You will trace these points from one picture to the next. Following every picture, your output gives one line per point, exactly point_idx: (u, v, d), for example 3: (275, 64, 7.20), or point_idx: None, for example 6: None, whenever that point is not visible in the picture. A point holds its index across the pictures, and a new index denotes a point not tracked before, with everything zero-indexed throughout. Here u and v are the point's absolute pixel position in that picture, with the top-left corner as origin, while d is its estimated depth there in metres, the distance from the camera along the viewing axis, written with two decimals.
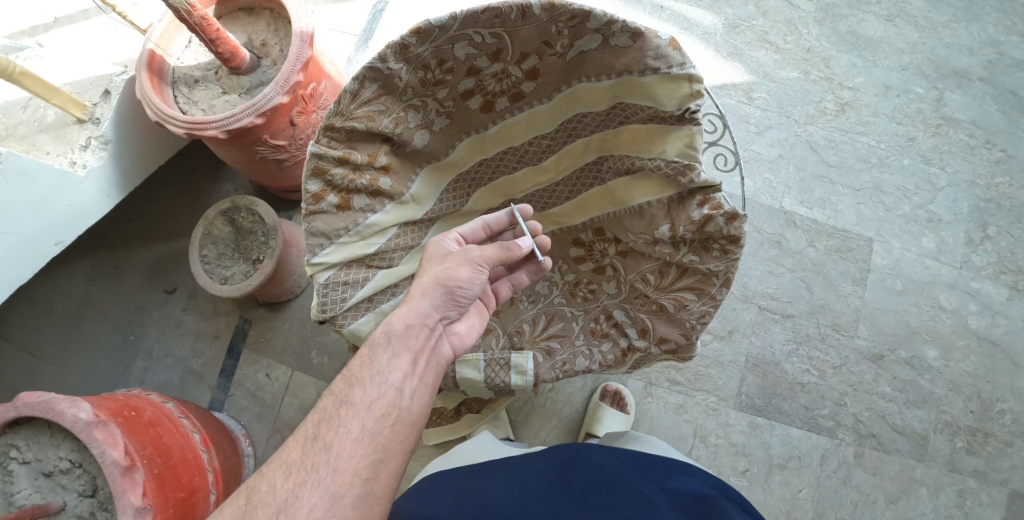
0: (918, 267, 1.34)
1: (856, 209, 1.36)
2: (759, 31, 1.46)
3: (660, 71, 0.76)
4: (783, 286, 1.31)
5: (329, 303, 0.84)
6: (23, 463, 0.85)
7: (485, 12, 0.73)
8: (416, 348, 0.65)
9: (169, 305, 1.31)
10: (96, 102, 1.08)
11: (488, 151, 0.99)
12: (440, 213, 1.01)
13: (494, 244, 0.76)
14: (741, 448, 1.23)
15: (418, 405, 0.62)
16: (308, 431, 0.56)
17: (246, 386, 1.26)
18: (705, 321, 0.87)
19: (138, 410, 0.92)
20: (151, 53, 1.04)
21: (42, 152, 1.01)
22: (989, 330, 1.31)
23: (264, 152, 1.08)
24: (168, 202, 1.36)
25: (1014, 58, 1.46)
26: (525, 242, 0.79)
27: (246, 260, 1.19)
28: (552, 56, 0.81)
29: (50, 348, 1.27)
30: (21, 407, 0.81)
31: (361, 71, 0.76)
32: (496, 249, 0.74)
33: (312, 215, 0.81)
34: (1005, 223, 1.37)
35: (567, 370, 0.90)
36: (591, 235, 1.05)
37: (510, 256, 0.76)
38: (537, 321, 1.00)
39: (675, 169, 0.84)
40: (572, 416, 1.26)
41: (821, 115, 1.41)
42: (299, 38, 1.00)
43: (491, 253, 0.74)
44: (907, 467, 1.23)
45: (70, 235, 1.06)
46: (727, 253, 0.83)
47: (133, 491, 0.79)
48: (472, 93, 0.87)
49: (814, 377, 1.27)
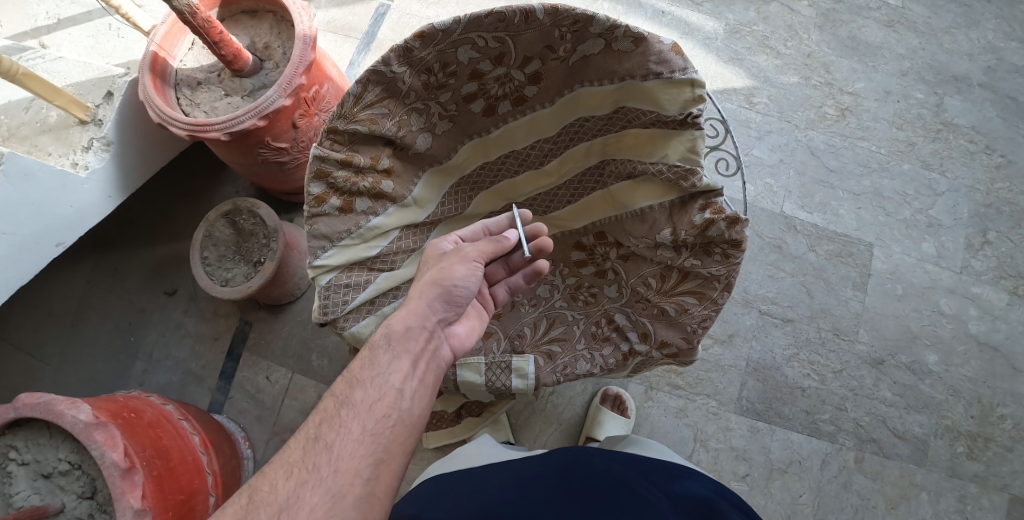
0: (919, 272, 1.34)
1: (856, 214, 1.36)
2: (760, 36, 1.46)
3: (662, 75, 0.76)
4: (783, 290, 1.31)
5: (330, 305, 0.84)
6: (22, 464, 0.84)
7: (488, 16, 0.73)
8: (415, 350, 0.65)
9: (169, 307, 1.31)
10: (99, 103, 1.08)
11: (490, 154, 0.99)
12: (442, 216, 1.01)
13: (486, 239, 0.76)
14: (741, 453, 1.23)
15: (419, 407, 0.61)
16: (310, 432, 0.56)
17: (246, 388, 1.26)
18: (706, 325, 0.86)
19: (138, 412, 0.92)
20: (154, 55, 1.04)
21: (44, 153, 1.02)
22: (988, 335, 1.31)
23: (266, 154, 1.08)
24: (169, 203, 1.36)
25: (1014, 63, 1.47)
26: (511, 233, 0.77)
27: (247, 262, 1.18)
28: (555, 60, 0.82)
29: (50, 349, 1.27)
30: (21, 408, 0.81)
31: (365, 74, 0.76)
32: (489, 244, 0.74)
33: (314, 217, 0.82)
34: (1005, 228, 1.37)
35: (568, 373, 0.89)
36: (592, 239, 1.05)
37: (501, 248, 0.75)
38: (539, 325, 1.00)
39: (677, 174, 0.84)
40: (572, 420, 1.25)
41: (822, 120, 1.42)
42: (302, 40, 1.00)
43: (485, 247, 0.74)
44: (907, 472, 1.23)
45: (72, 236, 1.06)
46: (729, 257, 0.83)
47: (133, 493, 0.79)
48: (474, 96, 0.88)
49: (814, 381, 1.27)
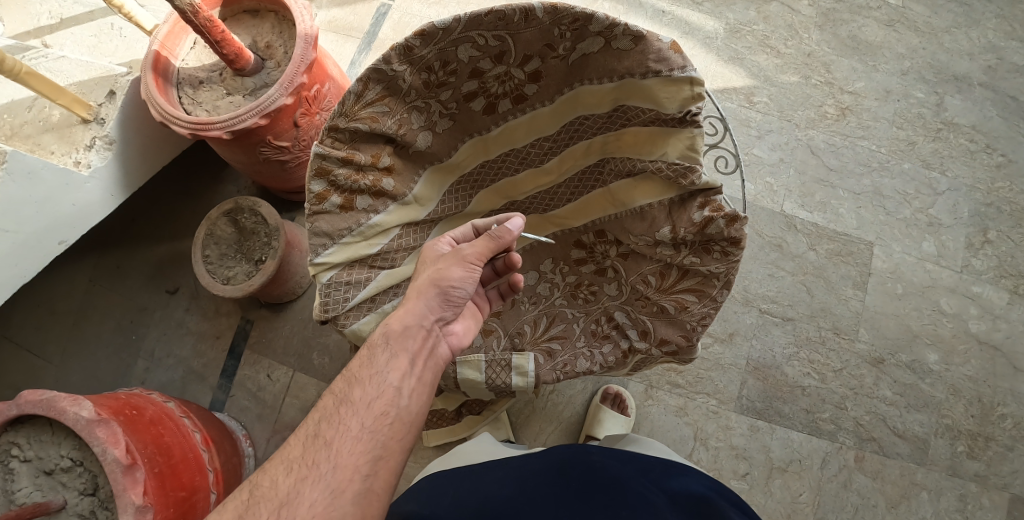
0: (919, 271, 1.34)
1: (856, 213, 1.37)
2: (760, 36, 1.46)
3: (661, 73, 0.77)
4: (783, 289, 1.31)
5: (331, 303, 0.84)
6: (24, 461, 0.85)
7: (488, 15, 0.73)
8: (413, 348, 0.65)
9: (171, 305, 1.32)
10: (101, 102, 1.08)
11: (490, 153, 0.99)
12: (442, 214, 1.01)
13: (482, 237, 0.75)
14: (741, 452, 1.23)
15: (416, 404, 0.62)
16: (309, 429, 0.56)
17: (246, 386, 1.27)
18: (705, 323, 0.86)
19: (139, 409, 0.92)
20: (157, 54, 1.04)
21: (47, 152, 1.03)
22: (989, 335, 1.31)
23: (267, 153, 1.09)
24: (171, 202, 1.37)
25: (1014, 63, 1.47)
26: (513, 223, 0.76)
27: (248, 260, 1.19)
28: (554, 59, 0.82)
29: (50, 347, 1.27)
30: (23, 405, 0.82)
31: (366, 72, 0.77)
32: (485, 243, 0.73)
33: (315, 215, 0.82)
34: (1006, 227, 1.37)
35: (567, 371, 0.90)
36: (592, 237, 1.06)
37: (499, 243, 0.74)
38: (538, 322, 1.01)
39: (676, 171, 0.84)
40: (572, 418, 1.26)
41: (822, 119, 1.42)
42: (304, 39, 1.01)
43: (481, 247, 0.73)
44: (907, 471, 1.23)
45: (74, 234, 1.06)
46: (728, 255, 0.84)
47: (134, 490, 0.79)
48: (475, 95, 0.88)
49: (814, 380, 1.27)
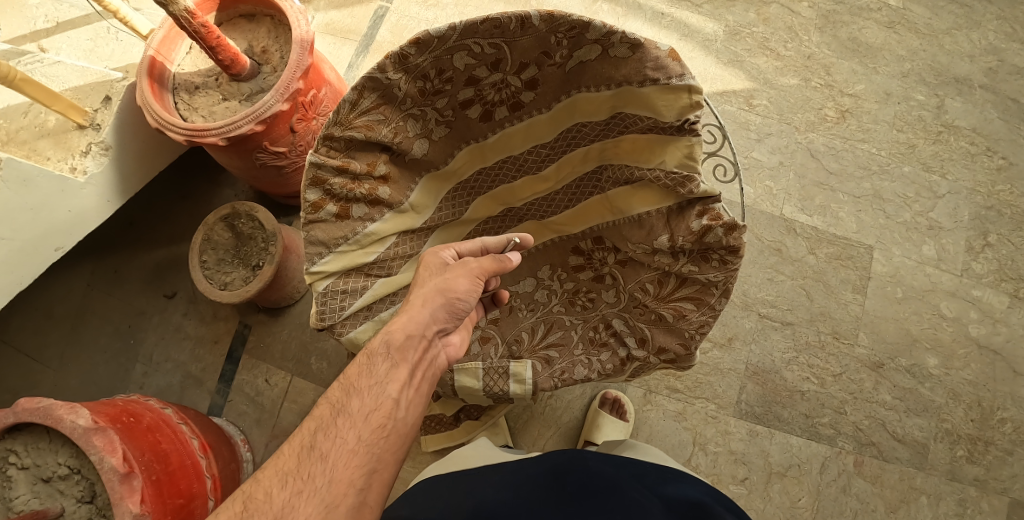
0: (919, 274, 1.33)
1: (856, 217, 1.36)
2: (759, 38, 1.46)
3: (660, 82, 0.76)
4: (783, 294, 1.31)
5: (328, 311, 0.84)
6: (22, 469, 0.84)
7: (485, 23, 0.72)
8: (414, 359, 0.65)
9: (169, 310, 1.31)
10: (97, 107, 1.08)
11: (488, 160, 0.98)
12: (440, 221, 1.01)
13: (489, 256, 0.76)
14: (741, 456, 1.22)
15: (413, 416, 0.61)
16: (303, 439, 0.55)
17: (245, 391, 1.27)
18: (704, 331, 0.86)
19: (136, 416, 0.92)
20: (152, 60, 1.04)
21: (43, 158, 1.02)
22: (989, 339, 1.31)
23: (264, 158, 1.08)
24: (168, 206, 1.37)
25: (1016, 64, 1.46)
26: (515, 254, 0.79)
27: (246, 266, 1.18)
28: (551, 66, 0.81)
29: (50, 351, 1.27)
30: (21, 413, 0.81)
31: (361, 81, 0.76)
32: (491, 261, 0.75)
33: (311, 223, 0.82)
34: (1006, 231, 1.37)
35: (567, 379, 0.89)
36: (591, 244, 1.06)
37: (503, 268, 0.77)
38: (536, 330, 1.00)
39: (674, 180, 0.84)
40: (571, 423, 1.26)
41: (822, 122, 1.41)
42: (299, 45, 1.00)
43: (488, 264, 0.75)
44: (907, 476, 1.23)
45: (71, 241, 1.06)
46: (727, 263, 0.83)
47: (131, 499, 0.79)
48: (471, 102, 0.87)
49: (814, 384, 1.27)
